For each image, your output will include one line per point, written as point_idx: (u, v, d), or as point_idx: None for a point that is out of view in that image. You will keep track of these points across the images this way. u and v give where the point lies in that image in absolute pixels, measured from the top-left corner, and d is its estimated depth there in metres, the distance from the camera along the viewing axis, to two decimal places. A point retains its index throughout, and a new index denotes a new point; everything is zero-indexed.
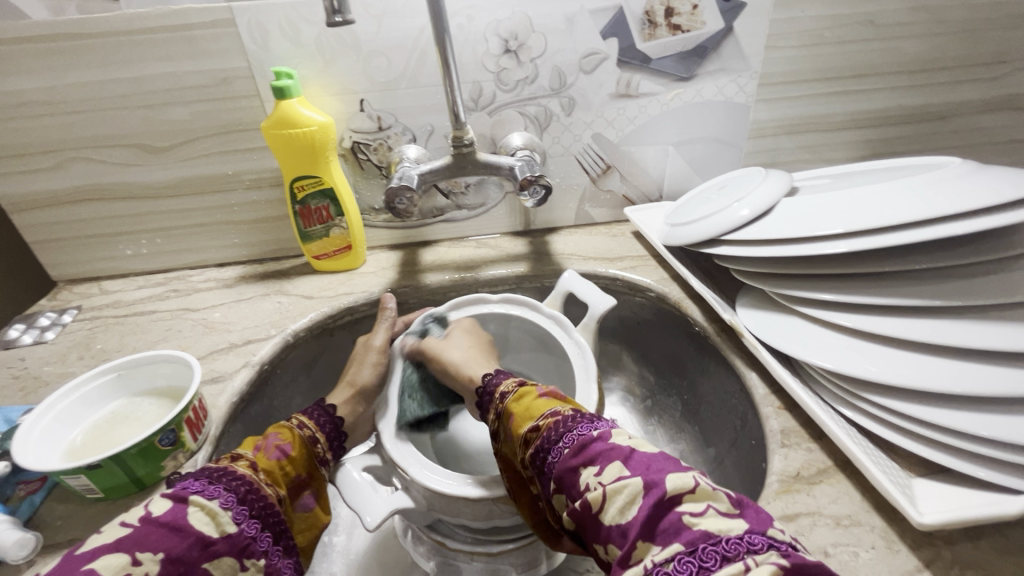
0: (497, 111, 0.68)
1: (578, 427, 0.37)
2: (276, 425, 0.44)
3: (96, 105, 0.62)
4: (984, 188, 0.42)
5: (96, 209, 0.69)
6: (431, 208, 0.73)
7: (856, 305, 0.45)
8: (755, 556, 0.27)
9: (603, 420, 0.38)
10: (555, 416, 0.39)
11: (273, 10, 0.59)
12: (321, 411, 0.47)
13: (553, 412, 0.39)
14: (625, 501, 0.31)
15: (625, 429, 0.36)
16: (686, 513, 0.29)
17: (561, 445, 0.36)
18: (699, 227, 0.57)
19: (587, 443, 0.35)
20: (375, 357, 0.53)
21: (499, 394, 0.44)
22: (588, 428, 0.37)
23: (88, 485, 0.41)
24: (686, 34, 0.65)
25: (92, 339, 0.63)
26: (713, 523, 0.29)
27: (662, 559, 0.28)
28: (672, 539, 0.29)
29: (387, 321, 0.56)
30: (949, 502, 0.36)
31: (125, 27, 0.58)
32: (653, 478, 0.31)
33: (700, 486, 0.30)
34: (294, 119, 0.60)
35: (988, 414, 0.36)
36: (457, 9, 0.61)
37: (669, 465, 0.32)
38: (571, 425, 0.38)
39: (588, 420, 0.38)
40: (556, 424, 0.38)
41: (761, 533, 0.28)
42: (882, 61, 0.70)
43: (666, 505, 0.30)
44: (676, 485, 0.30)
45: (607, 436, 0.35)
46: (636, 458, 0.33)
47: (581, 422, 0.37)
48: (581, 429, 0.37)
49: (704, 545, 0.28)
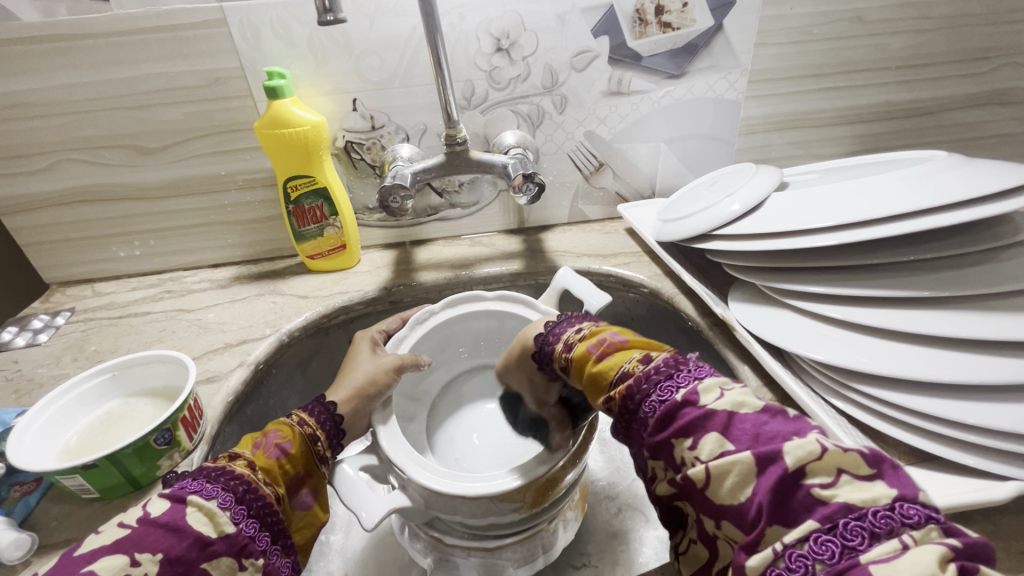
0: (489, 109, 0.68)
1: (657, 390, 0.35)
2: (276, 421, 0.44)
3: (88, 106, 0.62)
4: (969, 181, 0.43)
5: (88, 211, 0.69)
6: (425, 207, 0.73)
7: (846, 297, 0.46)
8: (911, 532, 0.25)
9: (682, 372, 0.35)
10: (626, 381, 0.37)
11: (264, 11, 0.59)
12: (321, 407, 0.46)
13: (621, 375, 0.38)
14: (738, 478, 0.29)
15: (714, 388, 0.33)
16: (818, 487, 0.27)
17: (647, 416, 0.35)
18: (691, 223, 0.58)
19: (676, 411, 0.33)
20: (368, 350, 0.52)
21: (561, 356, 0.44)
22: (669, 391, 0.35)
23: (84, 485, 0.41)
24: (677, 32, 0.66)
25: (86, 340, 0.63)
26: (848, 493, 0.27)
27: (794, 540, 0.27)
28: (804, 516, 0.27)
29: None
30: (938, 488, 0.37)
31: (117, 27, 0.58)
32: (770, 451, 0.29)
33: (827, 451, 0.28)
34: (288, 119, 0.60)
35: (974, 402, 0.37)
36: (449, 8, 0.61)
37: (782, 429, 0.30)
38: (645, 388, 0.36)
39: (666, 376, 0.35)
40: (631, 388, 0.36)
41: (912, 500, 0.27)
42: (870, 57, 0.71)
43: (792, 479, 0.28)
44: (798, 456, 0.28)
45: (696, 401, 0.33)
46: (740, 426, 0.31)
47: (659, 383, 0.35)
48: (663, 394, 0.35)
49: (845, 521, 0.26)
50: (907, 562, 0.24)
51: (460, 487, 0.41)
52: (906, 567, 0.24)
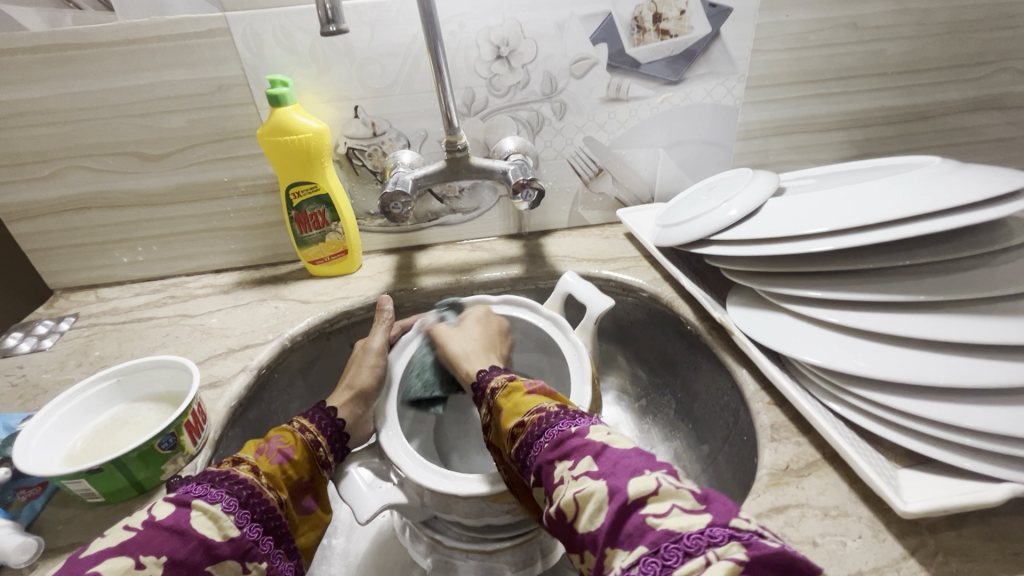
0: (489, 116, 0.69)
1: (559, 422, 0.38)
2: (278, 428, 0.45)
3: (94, 114, 0.63)
4: (963, 187, 0.43)
5: (93, 217, 0.69)
6: (426, 213, 0.74)
7: (843, 302, 0.46)
8: (715, 550, 0.26)
9: (585, 416, 0.38)
10: (541, 412, 0.39)
11: (266, 19, 0.60)
12: (321, 413, 0.47)
13: (538, 408, 0.40)
14: (594, 506, 0.31)
15: (603, 426, 0.36)
16: (650, 515, 0.29)
17: (542, 440, 0.37)
18: (689, 228, 0.58)
19: (563, 438, 0.36)
20: (374, 358, 0.52)
21: (489, 390, 0.44)
22: (568, 424, 0.37)
23: (89, 489, 0.41)
24: (674, 39, 0.66)
25: (90, 346, 0.63)
26: (674, 521, 0.28)
27: (628, 564, 0.28)
28: (638, 542, 0.29)
29: (385, 323, 0.55)
30: (932, 491, 0.37)
31: (122, 37, 0.59)
32: (619, 482, 0.31)
33: (663, 486, 0.30)
34: (289, 126, 0.61)
35: (969, 405, 0.37)
36: (449, 16, 0.62)
37: (638, 463, 0.32)
38: (553, 420, 0.38)
39: (570, 416, 0.38)
40: (542, 418, 0.39)
41: (723, 525, 0.28)
42: (866, 63, 0.72)
43: (631, 508, 0.30)
44: (639, 487, 0.30)
45: (584, 433, 0.36)
46: (607, 455, 0.33)
47: (562, 418, 0.38)
48: (561, 425, 0.37)
49: (666, 544, 0.27)
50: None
51: (455, 485, 0.42)
52: None
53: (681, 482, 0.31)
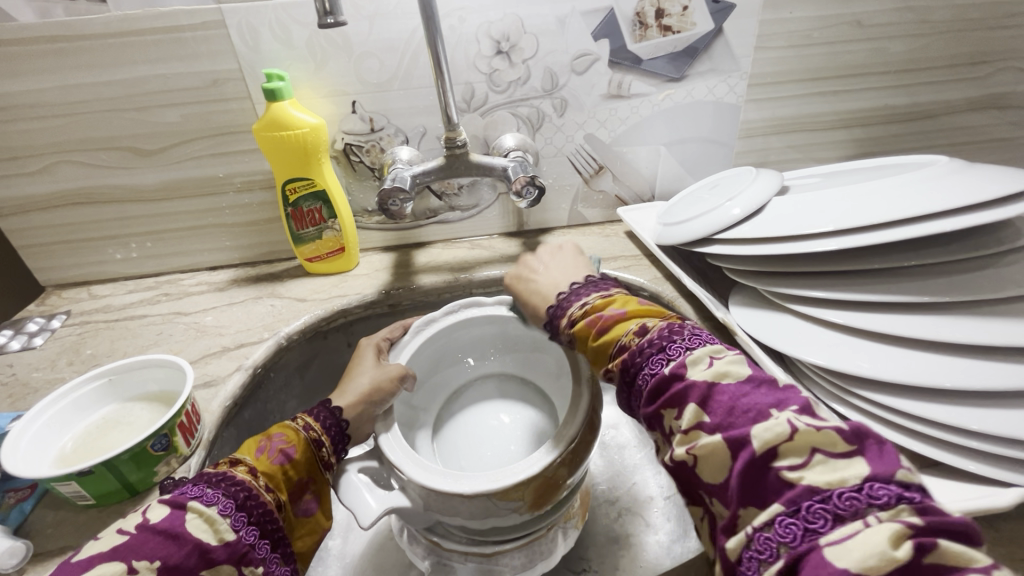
0: (489, 112, 0.68)
1: (650, 363, 0.35)
2: (281, 424, 0.43)
3: (86, 108, 0.61)
4: (970, 187, 0.43)
5: (84, 213, 0.68)
6: (425, 210, 0.73)
7: (848, 302, 0.46)
8: (878, 513, 0.25)
9: (675, 342, 0.35)
10: (623, 354, 0.37)
11: (262, 12, 0.59)
12: (327, 411, 0.45)
13: (619, 348, 0.38)
14: (717, 462, 0.29)
15: (704, 358, 0.33)
16: (784, 470, 0.27)
17: (638, 386, 0.35)
18: (691, 226, 0.58)
19: (666, 385, 0.33)
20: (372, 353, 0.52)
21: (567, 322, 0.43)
22: (660, 363, 0.34)
23: (80, 491, 0.40)
24: (677, 35, 0.66)
25: (81, 344, 0.62)
26: (816, 474, 0.27)
27: (765, 520, 0.27)
28: (774, 498, 0.27)
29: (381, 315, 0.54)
30: (940, 495, 0.37)
31: (114, 29, 0.58)
32: (740, 432, 0.29)
33: (798, 432, 0.27)
34: (287, 121, 0.60)
35: (976, 408, 0.37)
36: (449, 10, 0.61)
37: (760, 404, 0.29)
38: (639, 360, 0.36)
39: (656, 349, 0.35)
40: (627, 360, 0.36)
41: (881, 479, 0.26)
42: (870, 61, 0.71)
43: (762, 462, 0.28)
44: (766, 439, 0.28)
45: (683, 373, 0.33)
46: (719, 399, 0.31)
47: (651, 356, 0.35)
48: (653, 366, 0.35)
49: (810, 503, 0.26)
50: (861, 545, 0.24)
51: (460, 484, 0.41)
52: (856, 548, 0.24)
53: (819, 421, 0.28)
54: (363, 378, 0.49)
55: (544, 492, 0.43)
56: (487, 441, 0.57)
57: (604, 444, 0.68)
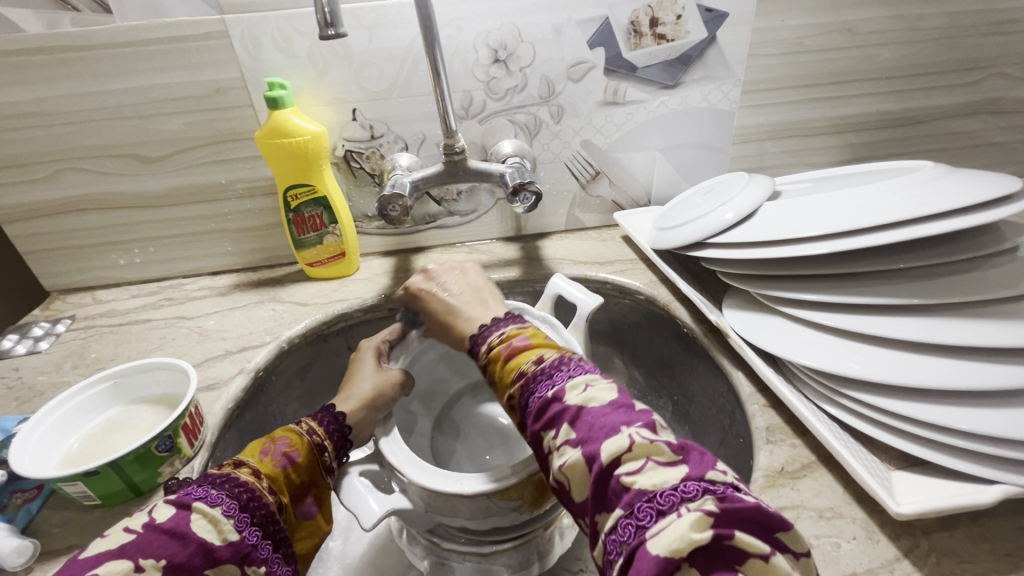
0: (487, 119, 0.69)
1: (538, 388, 0.36)
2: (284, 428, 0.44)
3: (92, 116, 0.63)
4: (956, 192, 0.44)
5: (89, 219, 0.69)
6: (424, 215, 0.74)
7: (838, 304, 0.47)
8: (688, 504, 0.28)
9: (561, 370, 0.37)
10: (521, 379, 0.38)
11: (264, 23, 0.60)
12: (329, 417, 0.46)
13: (518, 374, 0.38)
14: (579, 476, 0.32)
15: (579, 384, 0.35)
16: (622, 475, 0.30)
17: (526, 411, 0.36)
18: (685, 231, 0.59)
19: (544, 407, 0.35)
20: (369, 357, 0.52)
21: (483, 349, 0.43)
22: (545, 387, 0.36)
23: (86, 492, 0.41)
24: (671, 44, 0.67)
25: (86, 348, 0.63)
26: (648, 479, 0.29)
27: (611, 524, 0.29)
28: (616, 503, 0.30)
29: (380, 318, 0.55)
30: (925, 492, 0.37)
31: (120, 39, 0.59)
32: (594, 447, 0.31)
33: (635, 444, 0.30)
34: (288, 129, 0.61)
35: (961, 407, 0.38)
36: (448, 20, 0.62)
37: (614, 421, 0.32)
38: (529, 387, 0.37)
39: (548, 376, 0.37)
40: (524, 386, 0.37)
41: (697, 479, 0.29)
42: (862, 67, 0.72)
43: (607, 472, 0.30)
44: (611, 452, 0.30)
45: (561, 396, 0.35)
46: (583, 417, 0.33)
47: (538, 382, 0.37)
48: (538, 391, 0.36)
49: (639, 503, 0.28)
50: (673, 532, 0.27)
51: (458, 484, 0.42)
52: (668, 539, 0.27)
53: (655, 434, 0.31)
54: (364, 384, 0.49)
55: (542, 491, 0.44)
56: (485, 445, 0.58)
57: None
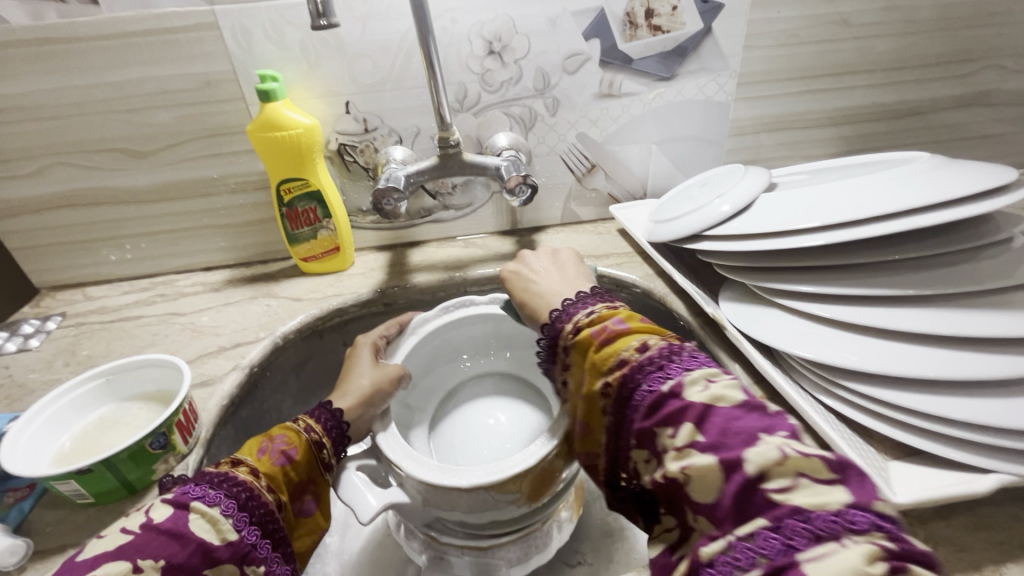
0: (481, 112, 0.68)
1: (648, 381, 0.34)
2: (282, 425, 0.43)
3: (80, 109, 0.61)
4: (952, 182, 0.44)
5: (79, 215, 0.68)
6: (419, 209, 0.74)
7: (835, 296, 0.47)
8: (854, 535, 0.25)
9: (674, 362, 0.34)
10: (623, 368, 0.36)
11: (255, 14, 0.59)
12: (327, 413, 0.45)
13: (619, 362, 0.36)
14: (707, 483, 0.29)
15: (700, 380, 0.32)
16: (773, 490, 0.27)
17: (633, 403, 0.34)
18: (682, 224, 0.58)
19: (660, 402, 0.33)
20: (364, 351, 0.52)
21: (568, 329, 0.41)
22: (658, 381, 0.34)
23: (79, 490, 0.41)
24: (666, 35, 0.66)
25: (78, 345, 0.62)
26: (802, 499, 0.26)
27: (748, 536, 0.27)
28: (759, 516, 0.27)
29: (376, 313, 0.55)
30: (921, 481, 0.38)
31: (108, 31, 0.58)
32: (732, 453, 0.28)
33: (786, 458, 0.27)
34: (280, 122, 0.60)
35: (957, 397, 0.38)
36: (441, 11, 0.62)
37: (752, 427, 0.29)
38: (637, 377, 0.35)
39: (659, 366, 0.34)
40: (626, 375, 0.35)
41: (865, 508, 0.25)
42: (856, 59, 0.72)
43: (752, 483, 0.27)
44: (757, 463, 0.27)
45: (681, 391, 0.32)
46: (714, 419, 0.30)
47: (650, 373, 0.34)
48: (651, 383, 0.34)
49: (790, 522, 0.26)
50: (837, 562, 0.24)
51: (456, 478, 0.42)
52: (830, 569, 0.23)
53: (806, 446, 0.28)
54: (363, 379, 0.49)
55: (542, 483, 0.44)
56: (482, 439, 0.58)
57: None
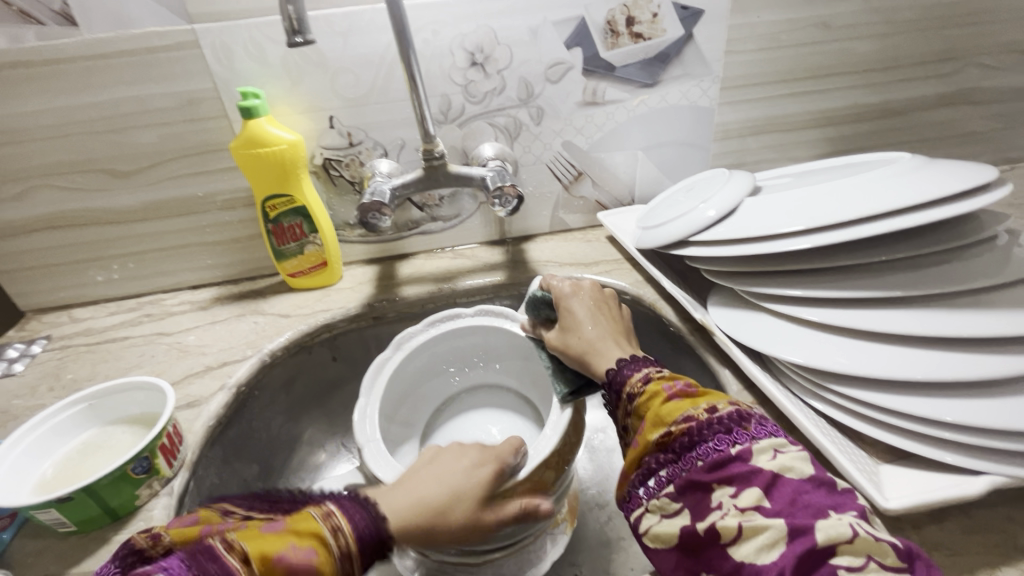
0: (466, 123, 0.68)
1: (716, 438, 0.36)
2: (322, 519, 0.34)
3: (61, 131, 0.61)
4: (934, 182, 0.44)
5: (64, 236, 0.68)
6: (406, 221, 0.73)
7: (823, 299, 0.47)
8: None
9: (742, 429, 0.36)
10: (690, 423, 0.37)
11: (236, 31, 0.59)
12: (368, 518, 0.35)
13: (686, 418, 0.38)
14: (767, 541, 0.31)
15: (768, 450, 0.35)
16: (844, 567, 0.30)
17: (694, 457, 0.36)
18: (668, 230, 0.58)
19: (726, 462, 0.35)
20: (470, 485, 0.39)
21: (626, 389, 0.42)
22: (725, 443, 0.36)
23: (60, 519, 0.40)
24: (648, 42, 0.67)
25: (62, 369, 0.62)
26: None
27: None
28: None
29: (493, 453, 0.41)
30: (913, 487, 0.37)
31: (87, 52, 0.58)
32: (802, 522, 0.31)
33: (857, 536, 0.31)
34: (263, 138, 0.60)
35: (946, 399, 0.38)
36: (422, 24, 0.62)
37: (820, 503, 0.32)
38: (704, 434, 0.36)
39: (725, 429, 0.37)
40: (691, 430, 0.37)
41: None
42: (839, 61, 0.73)
43: (819, 554, 0.30)
44: (829, 534, 0.31)
45: (748, 457, 0.35)
46: (782, 488, 0.33)
47: (718, 433, 0.36)
48: (719, 444, 0.36)
49: None
50: None
51: None
52: None
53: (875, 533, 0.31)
54: (433, 487, 0.38)
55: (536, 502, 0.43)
56: None
57: (592, 447, 0.68)
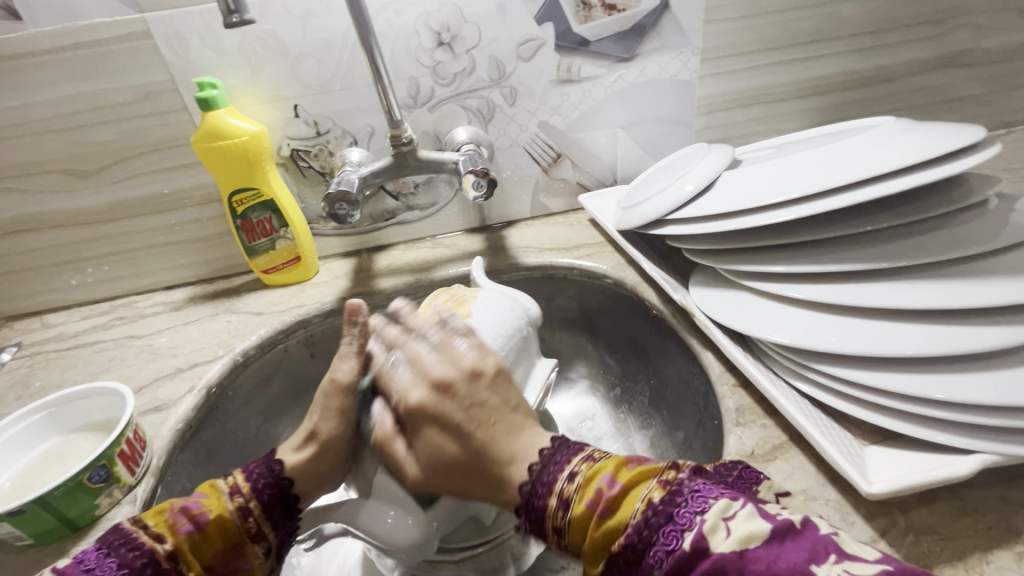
0: (437, 107, 0.66)
1: (658, 535, 0.31)
2: (209, 482, 0.42)
3: (15, 130, 0.59)
4: (921, 144, 0.41)
5: (29, 241, 0.66)
6: (382, 211, 0.71)
7: (807, 276, 0.44)
8: None
9: (680, 509, 0.31)
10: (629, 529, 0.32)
11: (188, 19, 0.57)
12: (262, 468, 0.42)
13: (621, 523, 0.32)
14: None
15: (717, 526, 0.29)
16: None
17: (647, 567, 0.30)
18: (647, 209, 0.56)
19: (684, 561, 0.29)
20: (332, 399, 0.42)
21: (557, 513, 0.35)
22: (672, 536, 0.30)
23: (14, 532, 0.38)
24: (622, 14, 0.64)
25: (30, 376, 0.60)
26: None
27: None
28: None
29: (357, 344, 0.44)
30: (900, 468, 0.35)
31: (34, 47, 0.55)
32: None
33: None
34: (223, 130, 0.57)
35: (938, 375, 0.36)
36: (384, 4, 0.59)
37: (798, 563, 0.27)
38: (648, 534, 0.31)
39: (665, 519, 0.31)
40: (629, 537, 0.32)
41: None
42: (824, 26, 0.70)
43: None
44: None
45: (702, 544, 0.29)
46: (755, 568, 0.28)
47: (658, 526, 0.31)
48: (666, 540, 0.30)
49: None
50: None
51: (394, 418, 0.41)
52: None
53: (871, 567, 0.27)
54: (308, 420, 0.44)
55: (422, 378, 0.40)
56: None
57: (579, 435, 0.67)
